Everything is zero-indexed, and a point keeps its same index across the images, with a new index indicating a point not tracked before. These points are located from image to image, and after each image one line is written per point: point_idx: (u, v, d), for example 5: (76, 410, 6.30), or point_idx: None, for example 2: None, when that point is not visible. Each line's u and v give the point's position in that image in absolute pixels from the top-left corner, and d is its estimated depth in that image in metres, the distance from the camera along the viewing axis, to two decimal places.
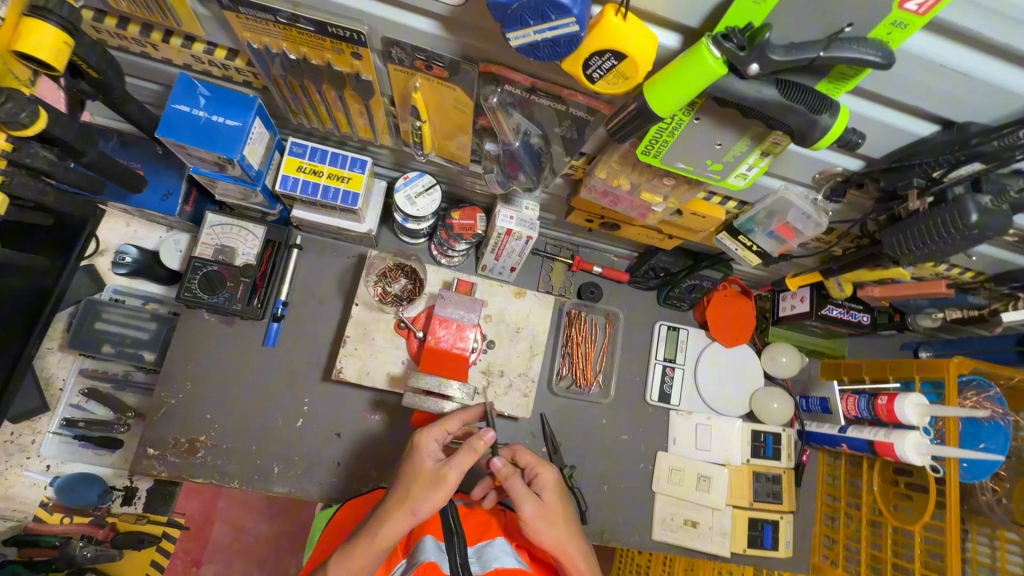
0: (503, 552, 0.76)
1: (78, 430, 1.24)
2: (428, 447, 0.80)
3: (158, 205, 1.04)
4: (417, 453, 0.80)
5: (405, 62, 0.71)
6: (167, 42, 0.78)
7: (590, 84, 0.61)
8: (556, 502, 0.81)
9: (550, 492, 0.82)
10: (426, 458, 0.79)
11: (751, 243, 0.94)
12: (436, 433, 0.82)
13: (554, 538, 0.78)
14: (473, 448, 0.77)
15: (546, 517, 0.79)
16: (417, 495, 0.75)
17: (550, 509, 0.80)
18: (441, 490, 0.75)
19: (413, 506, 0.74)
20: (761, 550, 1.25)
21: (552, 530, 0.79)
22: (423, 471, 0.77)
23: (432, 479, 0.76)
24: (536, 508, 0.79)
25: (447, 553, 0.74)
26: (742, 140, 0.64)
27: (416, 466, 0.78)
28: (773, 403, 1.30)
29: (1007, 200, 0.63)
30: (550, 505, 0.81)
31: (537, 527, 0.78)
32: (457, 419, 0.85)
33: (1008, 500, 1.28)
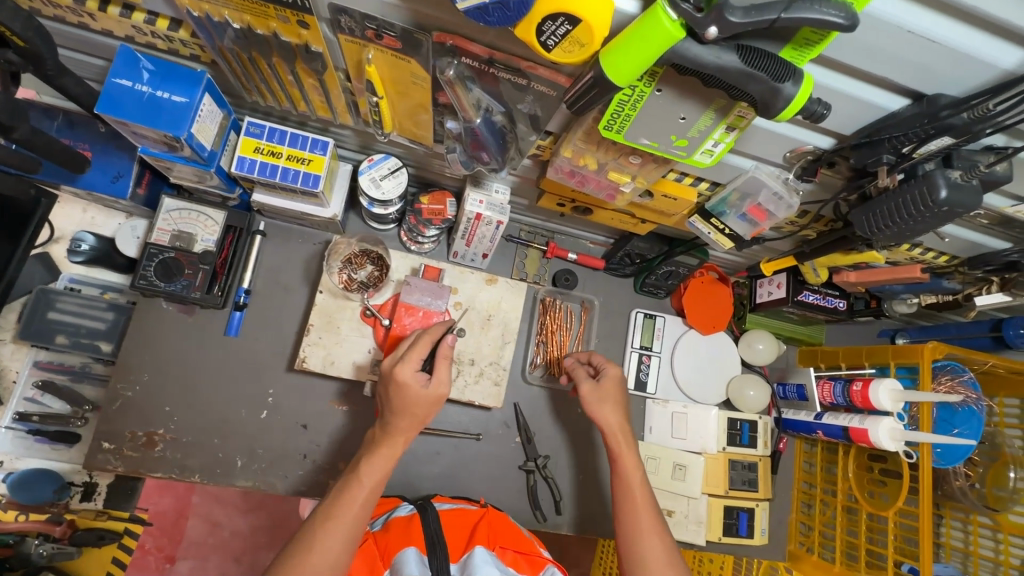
0: (485, 561, 0.80)
1: (33, 424, 1.19)
2: (413, 378, 0.85)
3: (107, 187, 0.99)
4: (406, 387, 0.84)
5: (356, 31, 0.67)
6: (104, 11, 0.73)
7: (546, 53, 0.57)
8: (611, 384, 1.04)
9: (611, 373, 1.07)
10: (420, 388, 0.84)
11: (723, 226, 0.92)
12: (414, 360, 0.86)
13: (604, 412, 1.02)
14: (445, 355, 0.88)
15: (597, 394, 1.03)
16: (423, 413, 0.86)
17: (607, 387, 1.04)
18: (439, 406, 0.87)
19: (422, 421, 0.87)
20: (736, 538, 1.24)
21: (599, 406, 1.03)
22: (425, 398, 0.85)
23: (432, 402, 0.85)
24: (590, 386, 1.05)
25: (430, 566, 0.79)
26: (707, 114, 0.61)
27: (412, 397, 0.84)
28: (749, 390, 1.30)
29: (976, 175, 0.61)
30: (606, 386, 1.04)
31: (593, 404, 1.03)
32: (424, 341, 0.89)
33: (981, 485, 1.28)
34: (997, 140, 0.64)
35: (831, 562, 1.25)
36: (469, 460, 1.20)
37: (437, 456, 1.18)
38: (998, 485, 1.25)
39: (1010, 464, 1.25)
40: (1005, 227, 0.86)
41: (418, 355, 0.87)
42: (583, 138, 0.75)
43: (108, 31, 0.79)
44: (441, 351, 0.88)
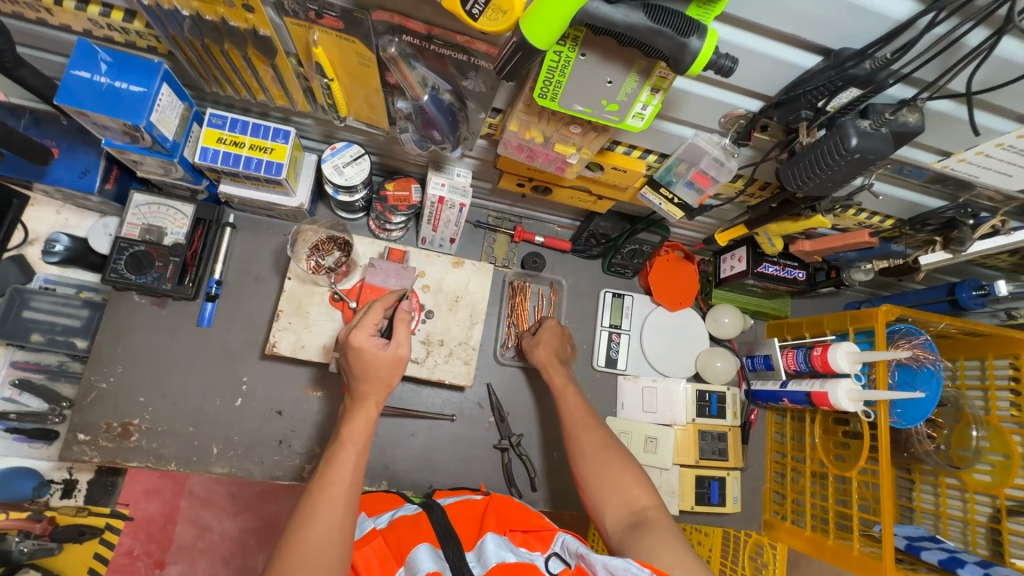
0: (498, 547, 0.76)
1: (11, 422, 1.20)
2: (371, 343, 0.87)
3: (74, 183, 1.01)
4: (365, 351, 0.86)
5: (299, 13, 0.70)
6: (60, 5, 0.76)
7: (472, 22, 0.61)
8: (549, 332, 1.21)
9: (551, 324, 1.23)
10: (378, 351, 0.86)
11: (672, 196, 0.95)
12: (369, 327, 0.88)
13: (541, 355, 1.17)
14: (405, 319, 0.91)
15: (536, 343, 1.19)
16: (388, 377, 0.87)
17: (545, 334, 1.21)
18: (401, 369, 0.89)
19: (388, 385, 0.87)
20: (709, 507, 1.27)
21: (538, 351, 1.18)
22: (384, 360, 0.86)
23: (392, 364, 0.87)
24: (531, 338, 1.21)
25: (446, 558, 0.74)
26: (631, 76, 0.65)
27: (372, 361, 0.86)
28: (716, 362, 1.33)
29: (884, 123, 0.65)
30: (544, 332, 1.21)
31: (533, 351, 1.19)
32: (377, 310, 0.91)
33: (946, 447, 1.28)
34: (903, 92, 0.68)
35: (802, 528, 1.27)
36: (443, 441, 1.22)
37: (412, 438, 1.20)
38: (962, 445, 1.25)
39: (972, 424, 1.26)
40: (940, 185, 0.90)
41: (371, 322, 0.89)
42: (525, 109, 0.78)
43: (66, 25, 0.82)
44: (400, 316, 0.91)
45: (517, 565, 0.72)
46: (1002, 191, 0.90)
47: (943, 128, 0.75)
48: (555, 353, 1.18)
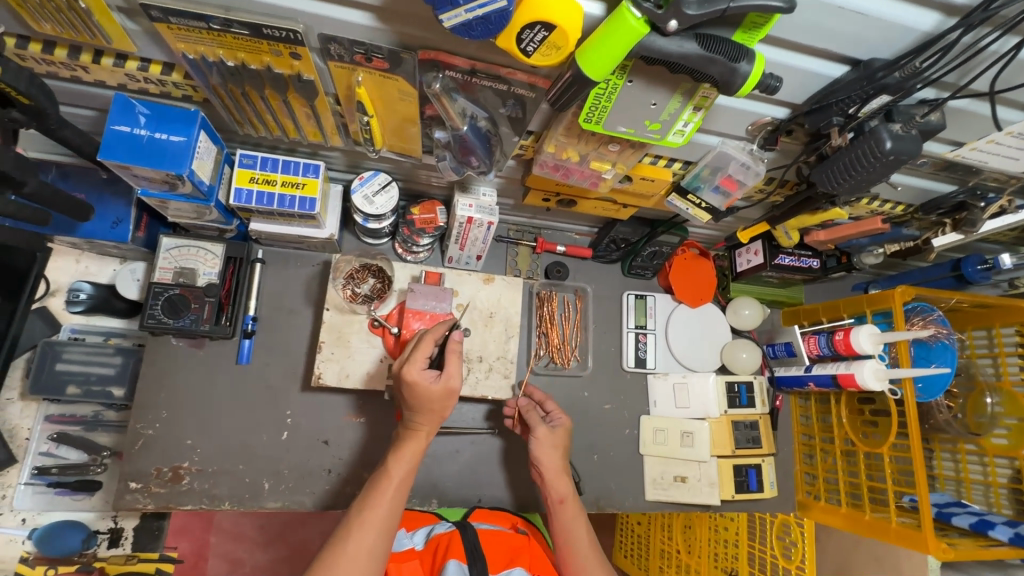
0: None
1: (53, 477, 1.21)
2: (423, 376, 0.88)
3: (107, 233, 1.01)
4: (416, 385, 0.87)
5: (345, 57, 0.72)
6: (98, 63, 0.77)
7: (525, 58, 0.63)
8: (561, 435, 1.09)
9: (561, 426, 1.11)
10: (429, 385, 0.87)
11: (700, 201, 0.99)
12: (420, 357, 0.89)
13: (553, 457, 1.05)
14: (455, 349, 0.91)
15: (551, 442, 1.06)
16: (437, 407, 0.90)
17: (557, 435, 1.08)
18: (452, 398, 0.90)
19: (440, 414, 0.91)
20: (748, 494, 1.31)
21: (551, 451, 1.06)
22: (434, 393, 0.88)
23: (442, 395, 0.88)
24: (545, 433, 1.07)
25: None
26: (675, 97, 0.68)
27: (423, 393, 0.88)
28: (742, 353, 1.37)
29: (914, 125, 0.70)
30: (557, 434, 1.09)
31: (545, 447, 1.06)
32: (428, 341, 0.91)
33: (963, 415, 1.35)
34: (928, 94, 0.73)
35: (837, 505, 1.32)
36: (488, 455, 1.24)
37: (457, 454, 1.22)
38: (978, 412, 1.33)
39: (985, 391, 1.33)
40: (949, 172, 0.95)
41: (423, 354, 0.89)
42: (564, 132, 0.81)
43: (101, 80, 0.82)
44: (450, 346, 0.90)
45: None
46: (1007, 173, 0.95)
47: (960, 123, 0.80)
48: (565, 456, 1.07)
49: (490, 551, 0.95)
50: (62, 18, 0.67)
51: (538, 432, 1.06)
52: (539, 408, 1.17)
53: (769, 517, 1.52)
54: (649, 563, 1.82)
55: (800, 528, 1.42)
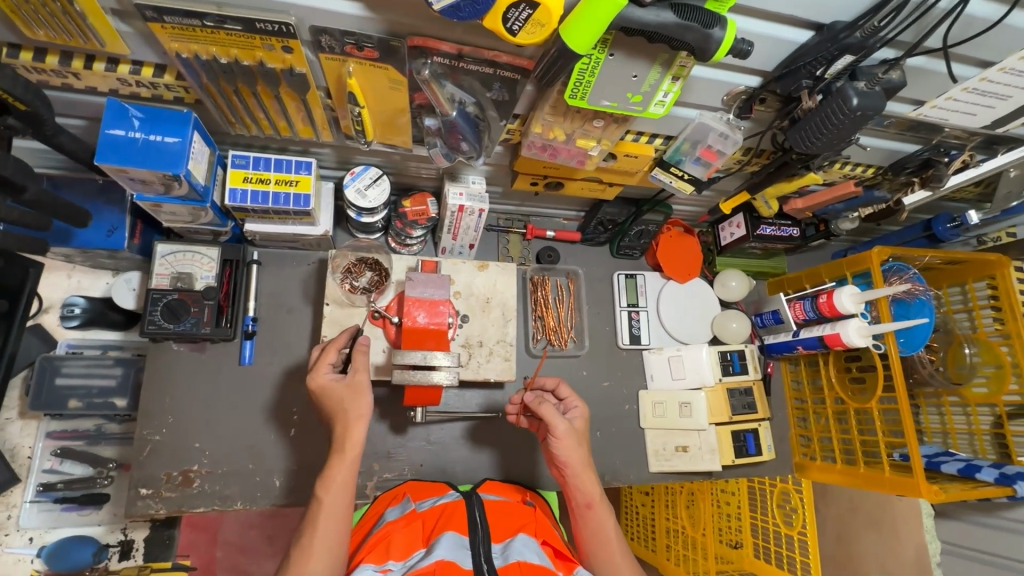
0: (525, 546, 0.82)
1: (59, 492, 1.22)
2: (328, 378, 0.91)
3: (103, 242, 1.02)
4: (322, 389, 0.90)
5: (335, 48, 0.75)
6: (90, 68, 0.78)
7: (511, 38, 0.66)
8: (581, 427, 0.98)
9: (579, 418, 1.00)
10: (333, 386, 0.90)
11: (682, 173, 1.04)
12: (325, 364, 0.92)
13: (577, 453, 0.94)
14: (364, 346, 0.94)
15: (575, 437, 0.95)
16: (353, 407, 0.88)
17: (578, 428, 0.97)
18: (364, 394, 0.89)
19: (357, 414, 0.88)
20: (747, 458, 1.36)
21: (575, 447, 0.94)
22: (339, 391, 0.89)
23: (351, 392, 0.89)
24: (568, 428, 0.94)
25: (469, 548, 0.81)
26: (654, 68, 0.72)
27: (331, 395, 0.90)
28: (732, 323, 1.42)
29: (877, 82, 0.75)
30: (578, 427, 0.98)
31: (568, 443, 0.94)
32: (331, 349, 0.95)
33: (945, 367, 1.39)
34: (887, 54, 0.78)
35: (834, 463, 1.37)
36: (494, 438, 1.26)
37: (463, 440, 1.25)
38: (958, 363, 1.37)
39: (964, 343, 1.38)
40: (913, 131, 1.01)
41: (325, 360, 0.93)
42: (551, 111, 0.85)
43: (93, 87, 0.83)
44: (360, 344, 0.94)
45: (538, 563, 0.78)
46: (967, 129, 1.01)
47: (920, 81, 0.85)
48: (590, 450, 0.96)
49: (496, 523, 0.91)
50: (57, 24, 0.68)
51: (558, 428, 0.93)
52: (554, 396, 1.07)
53: (769, 485, 1.55)
54: (657, 542, 1.85)
55: (799, 494, 1.45)
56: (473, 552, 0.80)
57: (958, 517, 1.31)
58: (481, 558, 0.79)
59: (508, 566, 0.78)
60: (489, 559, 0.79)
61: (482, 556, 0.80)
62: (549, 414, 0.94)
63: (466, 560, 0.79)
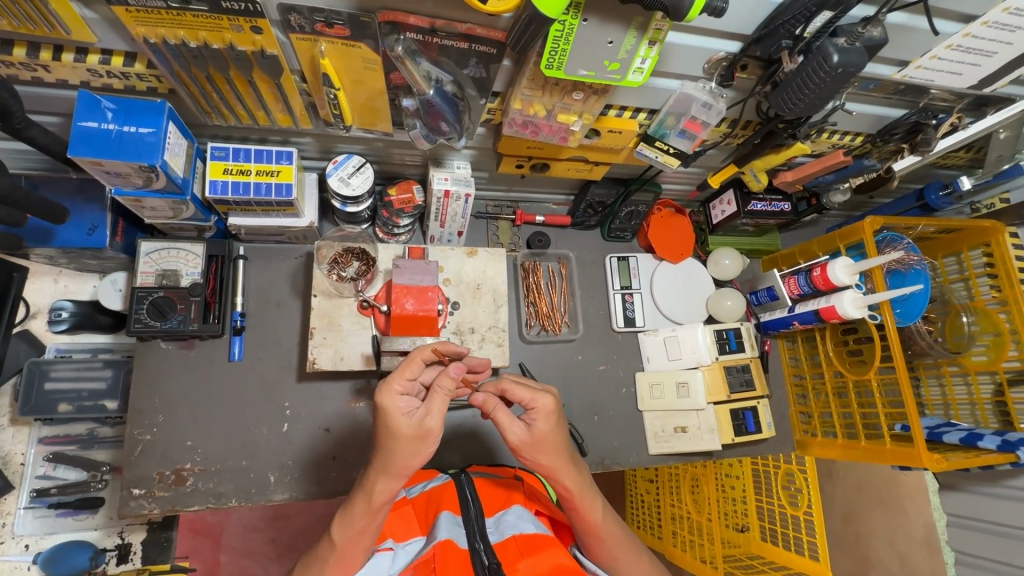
0: (518, 519, 0.85)
1: (52, 498, 1.21)
2: (401, 406, 0.75)
3: (84, 240, 1.01)
4: (390, 416, 0.74)
5: (306, 27, 0.73)
6: (59, 59, 0.77)
7: (482, 7, 0.65)
8: (547, 432, 0.81)
9: (543, 419, 0.81)
10: (401, 417, 0.74)
11: (667, 147, 1.02)
12: (399, 382, 0.75)
13: (546, 459, 0.83)
14: (443, 388, 0.77)
15: (539, 444, 0.82)
16: (402, 455, 0.75)
17: (541, 436, 0.81)
18: (428, 442, 0.75)
19: (403, 464, 0.75)
20: (747, 436, 1.34)
21: (542, 453, 0.82)
22: (405, 430, 0.74)
23: (414, 438, 0.74)
24: (527, 433, 0.82)
25: (464, 526, 0.82)
26: (629, 33, 0.72)
27: (392, 428, 0.74)
28: (726, 301, 1.41)
29: (858, 37, 0.74)
30: (541, 434, 0.81)
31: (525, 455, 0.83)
32: (416, 362, 0.77)
33: (943, 337, 1.37)
34: (866, 11, 0.76)
35: (835, 439, 1.35)
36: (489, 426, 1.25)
37: (460, 429, 1.24)
38: (957, 333, 1.34)
39: (961, 313, 1.35)
40: (899, 95, 1.00)
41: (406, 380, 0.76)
42: (529, 84, 0.84)
43: (63, 80, 0.82)
44: (437, 383, 0.77)
45: (534, 534, 0.81)
46: (954, 90, 1.00)
47: (904, 39, 0.84)
48: (560, 453, 0.83)
49: (486, 497, 0.93)
50: (18, 11, 0.67)
51: (516, 437, 0.81)
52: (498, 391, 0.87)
53: (773, 467, 1.53)
54: (662, 528, 1.83)
55: (805, 475, 1.44)
56: (467, 529, 0.81)
57: (963, 488, 1.29)
58: (476, 536, 0.80)
59: (504, 539, 0.81)
60: (484, 536, 0.80)
61: (477, 533, 0.81)
62: (503, 425, 0.81)
63: (462, 537, 0.80)
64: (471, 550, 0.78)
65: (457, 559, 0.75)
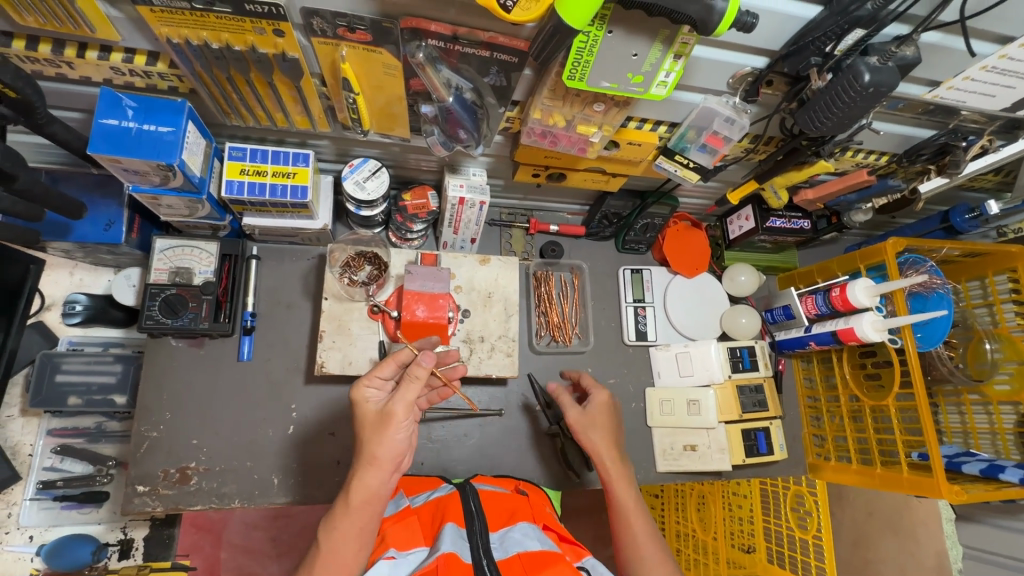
0: (524, 536, 0.83)
1: (58, 490, 1.21)
2: (370, 396, 0.85)
3: (100, 236, 1.02)
4: (359, 404, 0.85)
5: (328, 32, 0.73)
6: (83, 57, 0.77)
7: (506, 15, 0.64)
8: (597, 417, 1.06)
9: (598, 406, 1.07)
10: (365, 404, 0.84)
11: (687, 161, 1.00)
12: (373, 375, 0.86)
13: (596, 436, 1.04)
14: (410, 373, 0.82)
15: (590, 423, 1.05)
16: (369, 440, 0.81)
17: (592, 418, 1.05)
18: (392, 427, 0.80)
19: (370, 452, 0.80)
20: (758, 457, 1.32)
21: (591, 432, 1.05)
22: (369, 416, 0.83)
23: (377, 423, 0.81)
24: (580, 414, 1.06)
25: (468, 540, 0.81)
26: (655, 46, 0.70)
27: (362, 416, 0.84)
28: (741, 318, 1.39)
29: (890, 56, 0.71)
30: (592, 416, 1.05)
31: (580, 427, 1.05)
32: (390, 361, 0.87)
33: (964, 364, 1.34)
34: (899, 30, 0.74)
35: (849, 463, 1.31)
36: (495, 437, 1.24)
37: (466, 437, 1.22)
38: (979, 360, 1.31)
39: (983, 339, 1.30)
40: (929, 115, 0.97)
41: (375, 372, 0.86)
42: (549, 95, 0.83)
43: (86, 77, 0.83)
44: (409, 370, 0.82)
45: (539, 552, 0.78)
46: (985, 112, 0.96)
47: (936, 59, 0.82)
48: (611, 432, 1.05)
49: (492, 512, 0.91)
50: (45, 8, 0.68)
51: (573, 415, 1.06)
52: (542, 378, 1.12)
53: (782, 488, 1.49)
54: (666, 546, 1.80)
55: (814, 497, 1.40)
56: (472, 544, 0.80)
57: (979, 519, 1.26)
58: (481, 552, 0.78)
59: (509, 556, 0.79)
60: (489, 552, 0.78)
61: (482, 548, 0.79)
62: (563, 403, 1.08)
63: (466, 551, 0.78)
64: (476, 565, 0.76)
65: (460, 572, 0.73)
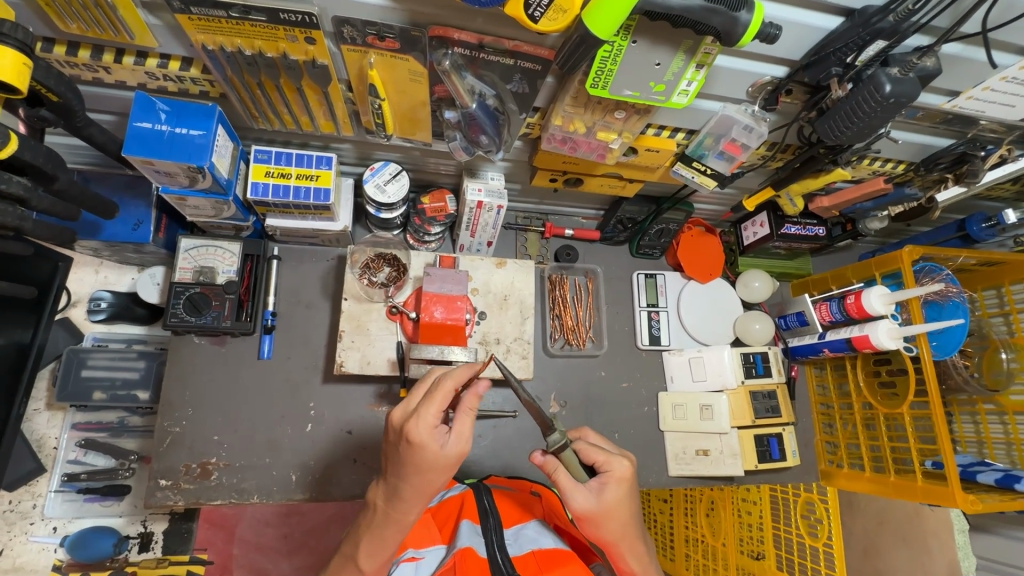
0: (538, 534, 0.85)
1: (81, 483, 1.25)
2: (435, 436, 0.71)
3: (129, 235, 1.05)
4: (425, 448, 0.70)
5: (357, 40, 0.75)
6: (120, 62, 0.80)
7: (533, 26, 0.65)
8: (616, 500, 0.75)
9: (615, 485, 0.76)
10: (439, 449, 0.71)
11: (705, 168, 1.00)
12: (432, 413, 0.71)
13: (613, 529, 0.76)
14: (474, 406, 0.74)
15: (607, 512, 0.75)
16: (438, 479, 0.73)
17: (610, 504, 0.75)
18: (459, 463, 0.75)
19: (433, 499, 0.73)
20: (771, 463, 1.31)
21: (607, 522, 0.76)
22: (445, 460, 0.72)
23: (451, 464, 0.73)
24: (594, 500, 0.75)
25: (483, 536, 0.82)
26: (677, 56, 0.72)
27: (429, 460, 0.71)
28: (754, 325, 1.39)
29: (912, 69, 0.73)
30: (610, 502, 0.75)
31: (596, 519, 0.75)
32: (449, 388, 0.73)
33: (980, 373, 1.30)
34: (920, 41, 0.76)
35: (862, 471, 1.30)
36: (508, 439, 1.25)
37: (480, 438, 1.24)
38: (995, 369, 1.28)
39: (1000, 348, 1.29)
40: (947, 124, 0.98)
41: (437, 408, 0.71)
42: (571, 102, 0.84)
43: (121, 81, 0.85)
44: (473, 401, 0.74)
45: (553, 550, 0.80)
46: (1005, 122, 0.98)
47: (956, 70, 0.83)
48: (634, 510, 0.78)
49: (504, 509, 0.92)
50: (88, 15, 0.71)
51: (581, 504, 0.74)
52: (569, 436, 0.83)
53: (792, 495, 1.47)
54: (676, 551, 1.80)
55: (825, 505, 1.38)
56: (488, 538, 0.81)
57: (993, 530, 1.26)
58: (496, 547, 0.80)
59: (523, 553, 0.81)
60: (504, 548, 0.80)
61: (496, 543, 0.80)
62: (565, 488, 0.75)
63: (482, 546, 0.80)
64: (490, 559, 0.77)
65: (475, 569, 0.76)
